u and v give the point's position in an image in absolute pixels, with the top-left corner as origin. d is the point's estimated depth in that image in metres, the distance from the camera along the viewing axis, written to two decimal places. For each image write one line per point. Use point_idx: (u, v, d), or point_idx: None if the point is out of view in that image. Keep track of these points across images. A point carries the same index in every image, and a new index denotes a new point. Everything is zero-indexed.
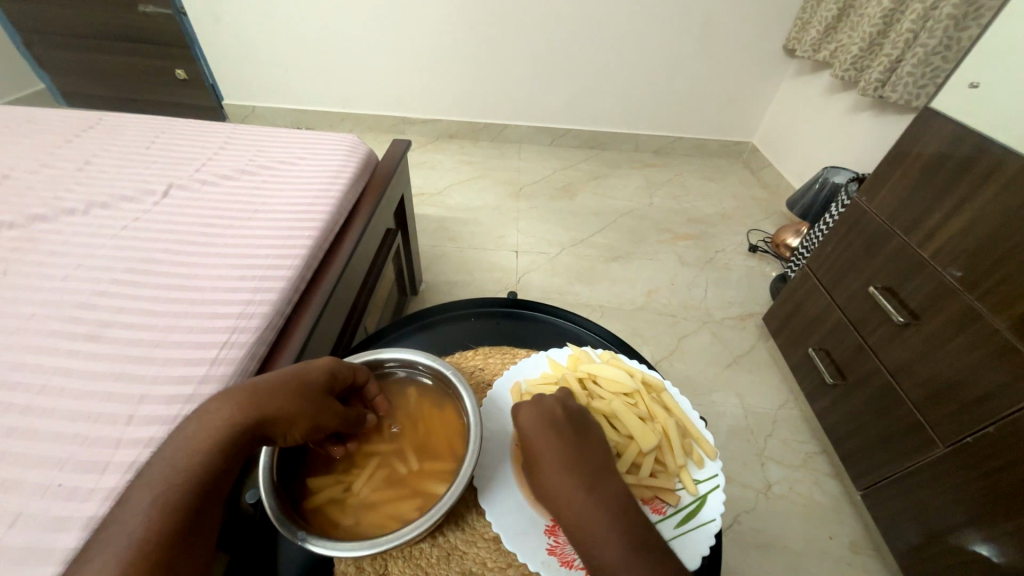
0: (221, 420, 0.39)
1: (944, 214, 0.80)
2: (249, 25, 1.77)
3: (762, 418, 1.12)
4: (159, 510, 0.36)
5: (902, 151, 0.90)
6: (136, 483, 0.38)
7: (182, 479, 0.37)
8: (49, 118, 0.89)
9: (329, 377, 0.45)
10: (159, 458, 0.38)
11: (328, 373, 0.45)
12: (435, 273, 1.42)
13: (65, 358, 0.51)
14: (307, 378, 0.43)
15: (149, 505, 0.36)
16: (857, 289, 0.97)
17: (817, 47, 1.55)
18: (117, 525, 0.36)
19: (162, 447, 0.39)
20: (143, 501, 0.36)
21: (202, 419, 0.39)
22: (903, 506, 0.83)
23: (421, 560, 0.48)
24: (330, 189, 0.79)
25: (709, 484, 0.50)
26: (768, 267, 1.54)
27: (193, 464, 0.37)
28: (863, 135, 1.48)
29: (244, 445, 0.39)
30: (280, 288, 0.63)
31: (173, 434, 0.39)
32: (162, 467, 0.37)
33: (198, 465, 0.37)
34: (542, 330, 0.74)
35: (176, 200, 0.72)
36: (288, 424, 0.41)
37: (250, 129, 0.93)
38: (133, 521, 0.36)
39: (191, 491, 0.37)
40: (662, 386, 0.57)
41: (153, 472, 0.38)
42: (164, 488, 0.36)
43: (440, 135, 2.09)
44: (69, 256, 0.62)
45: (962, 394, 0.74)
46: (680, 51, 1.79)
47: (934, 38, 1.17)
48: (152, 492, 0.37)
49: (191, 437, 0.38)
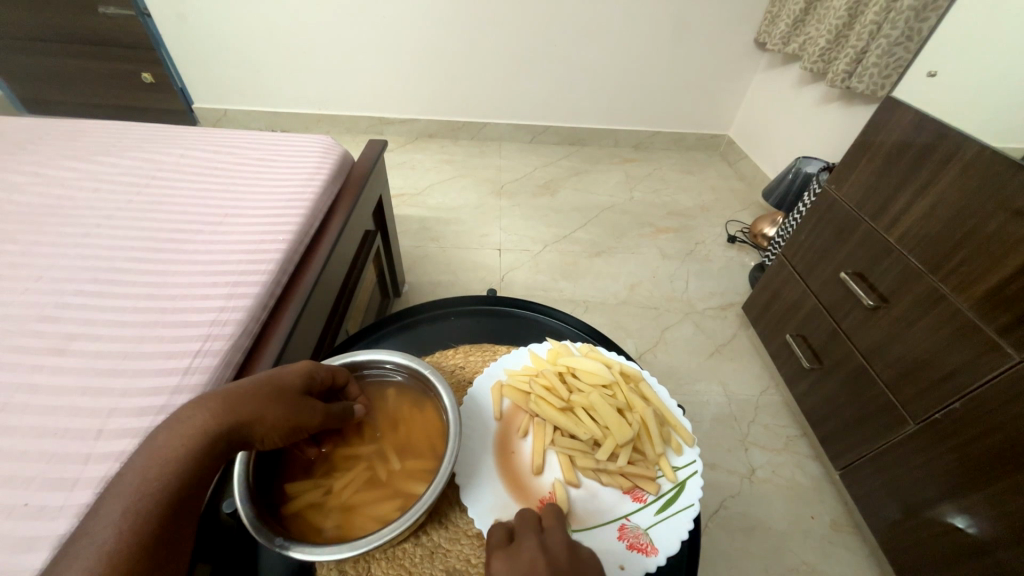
0: (193, 428, 0.38)
1: (908, 200, 0.83)
2: (219, 26, 1.73)
3: (744, 404, 1.14)
4: (132, 522, 0.35)
5: (866, 139, 0.92)
6: (105, 497, 0.37)
7: (152, 490, 0.36)
8: (4, 126, 0.86)
9: (307, 381, 0.44)
10: (129, 469, 0.37)
11: (306, 378, 0.44)
12: (418, 273, 1.41)
13: (28, 374, 0.49)
14: (284, 384, 0.42)
15: (119, 517, 0.35)
16: (829, 276, 1.00)
17: (786, 40, 1.59)
18: (86, 539, 0.35)
19: (129, 458, 0.38)
20: (111, 514, 0.35)
21: (174, 428, 0.38)
22: (881, 483, 0.86)
23: (405, 560, 0.48)
24: (303, 191, 0.78)
25: (687, 470, 0.51)
26: (747, 257, 1.57)
27: (163, 475, 0.36)
28: (832, 125, 1.52)
29: (218, 453, 0.39)
30: (255, 293, 0.62)
31: (142, 443, 0.38)
32: (131, 478, 0.36)
33: (169, 475, 0.36)
34: (524, 326, 0.74)
35: (143, 206, 0.71)
36: (265, 430, 0.41)
37: (218, 131, 0.91)
38: (104, 533, 0.35)
39: (162, 503, 0.36)
40: (639, 375, 0.57)
41: (123, 483, 0.37)
42: (136, 499, 0.36)
43: (419, 135, 2.07)
44: (29, 267, 0.60)
45: (930, 372, 0.77)
46: (655, 47, 1.81)
47: (896, 30, 1.20)
48: (122, 504, 0.36)
49: (163, 446, 0.37)
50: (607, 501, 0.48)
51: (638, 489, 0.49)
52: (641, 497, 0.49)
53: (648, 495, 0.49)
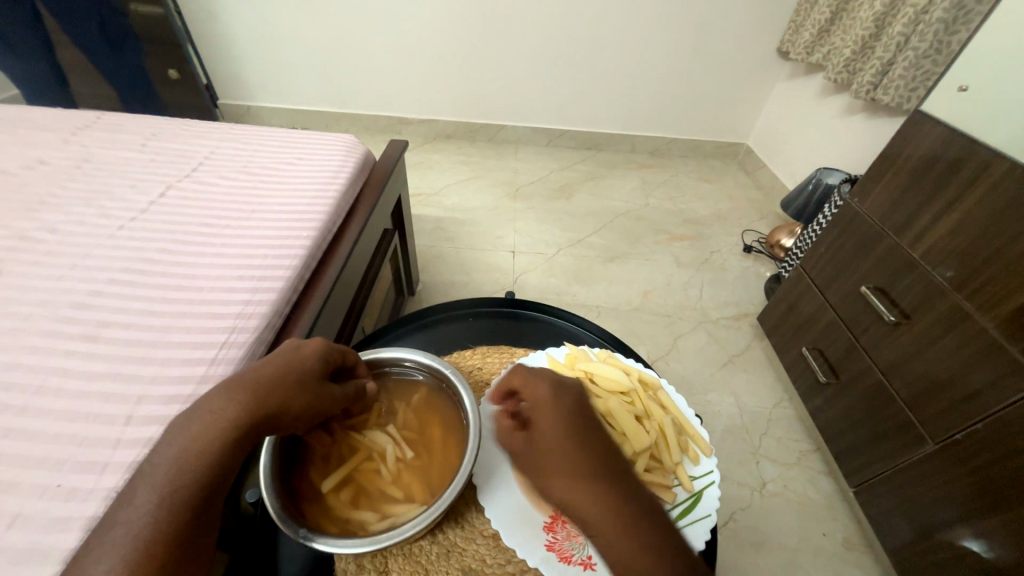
0: (221, 415, 0.38)
1: (933, 215, 0.82)
2: (247, 24, 1.77)
3: (755, 416, 1.13)
4: (164, 511, 0.36)
5: (892, 152, 0.91)
6: (133, 483, 0.38)
7: (184, 480, 0.37)
8: (43, 117, 0.89)
9: (322, 369, 0.45)
10: (158, 456, 0.38)
11: (322, 365, 0.45)
12: (432, 273, 1.42)
13: (62, 358, 0.51)
14: (304, 373, 0.43)
15: (153, 505, 0.36)
16: (849, 290, 0.99)
17: (810, 50, 1.57)
18: (119, 527, 0.36)
19: (157, 447, 0.38)
20: (145, 502, 0.36)
21: (203, 414, 0.39)
22: (895, 502, 0.85)
23: (421, 558, 0.48)
24: (327, 190, 0.79)
25: (704, 480, 0.50)
26: (763, 268, 1.56)
27: (193, 464, 0.37)
28: (855, 137, 1.50)
29: (244, 443, 0.39)
30: (278, 289, 0.63)
31: (169, 430, 0.39)
32: (163, 465, 0.37)
33: (199, 464, 0.37)
34: (540, 330, 0.74)
35: (173, 199, 0.73)
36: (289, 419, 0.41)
37: (247, 127, 0.93)
38: (138, 522, 0.35)
39: (191, 492, 0.36)
40: (658, 384, 0.57)
41: (155, 472, 0.37)
42: (166, 488, 0.36)
43: (437, 136, 2.09)
44: (66, 256, 0.62)
45: (950, 392, 0.75)
46: (676, 54, 1.81)
47: (925, 42, 1.19)
48: (154, 493, 0.36)
49: (192, 433, 0.38)
50: None
51: None
52: None
53: (664, 504, 0.49)
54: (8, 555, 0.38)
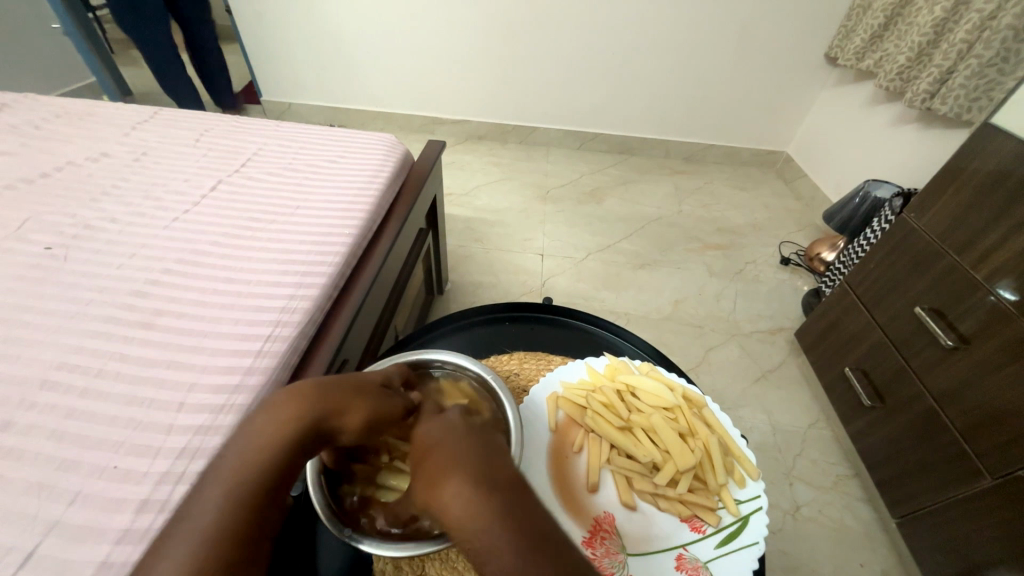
0: (287, 414, 0.40)
1: (1001, 236, 0.77)
2: (290, 24, 1.82)
3: (791, 436, 1.09)
4: (228, 507, 0.36)
5: (954, 167, 0.86)
6: (202, 481, 0.39)
7: (249, 476, 0.38)
8: (106, 110, 0.93)
9: (383, 381, 0.47)
10: (229, 454, 0.39)
11: (384, 377, 0.47)
12: (460, 273, 1.43)
13: (121, 344, 0.53)
14: (366, 383, 0.45)
15: (219, 501, 0.37)
16: (900, 311, 0.94)
17: (860, 56, 1.51)
18: (185, 523, 0.36)
19: (228, 444, 0.40)
20: (212, 499, 0.37)
21: (271, 411, 0.41)
22: (943, 538, 0.80)
23: (458, 564, 0.49)
24: (368, 188, 0.80)
25: (751, 505, 0.48)
26: (801, 281, 1.50)
27: (259, 459, 0.39)
28: (908, 148, 1.43)
29: (310, 437, 0.40)
30: (321, 285, 0.64)
31: (240, 431, 0.41)
32: (232, 462, 0.38)
33: (264, 460, 0.38)
34: (576, 338, 0.74)
35: (223, 193, 0.75)
36: (354, 421, 0.42)
37: (293, 125, 0.95)
38: (202, 515, 0.36)
39: (255, 489, 0.37)
40: (702, 401, 0.56)
41: (222, 467, 0.39)
42: (233, 485, 0.37)
43: (469, 136, 2.10)
44: (125, 244, 0.65)
45: (1013, 425, 0.70)
46: (716, 58, 1.77)
47: (990, 49, 1.11)
48: (222, 488, 0.37)
49: (262, 431, 0.40)
50: (663, 528, 0.47)
51: (697, 518, 0.47)
52: (699, 527, 0.47)
53: (707, 526, 0.47)
54: (70, 531, 0.40)
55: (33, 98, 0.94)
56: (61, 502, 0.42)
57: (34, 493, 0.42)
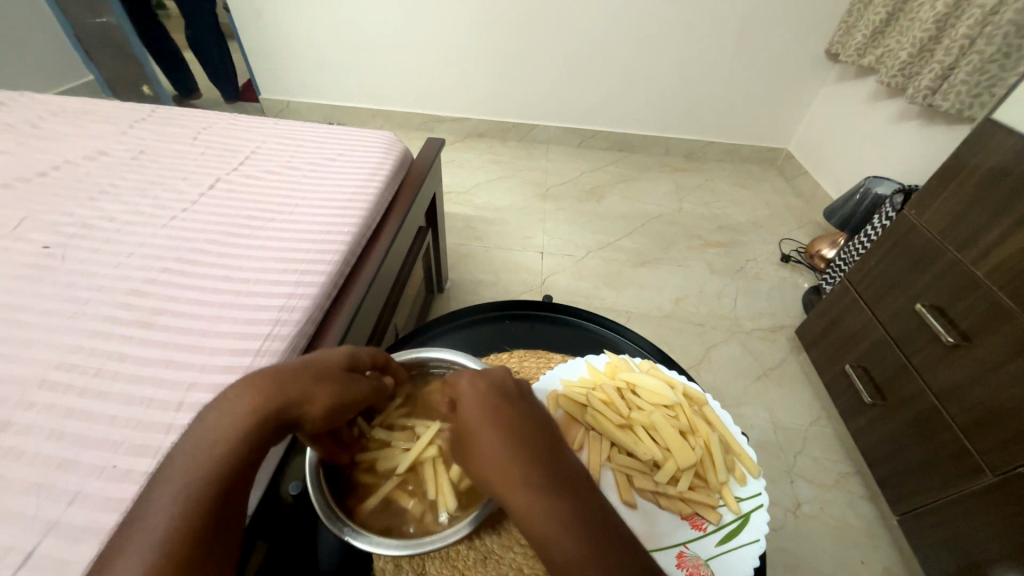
0: (240, 409, 0.39)
1: (1002, 232, 0.76)
2: (289, 22, 1.81)
3: (792, 434, 1.09)
4: (182, 505, 0.35)
5: (956, 163, 0.86)
6: (155, 480, 0.37)
7: (204, 473, 0.36)
8: (103, 109, 0.93)
9: (349, 363, 0.46)
10: (179, 453, 0.38)
11: (350, 360, 0.46)
12: (461, 271, 1.42)
13: (119, 343, 0.53)
14: (329, 368, 0.43)
15: (173, 499, 0.36)
16: (901, 308, 0.94)
17: (861, 52, 1.50)
18: (139, 524, 0.35)
19: (179, 441, 0.38)
20: (166, 498, 0.36)
21: (223, 407, 0.39)
22: (944, 535, 0.80)
23: (458, 562, 0.49)
24: (367, 186, 0.80)
25: (752, 502, 0.48)
26: (802, 278, 1.49)
27: (214, 456, 0.37)
28: (909, 144, 1.43)
29: (266, 432, 0.39)
30: (320, 283, 0.64)
31: (190, 427, 0.39)
32: (184, 458, 0.37)
33: (220, 456, 0.37)
34: (576, 336, 0.73)
35: (221, 191, 0.74)
36: (316, 409, 0.41)
37: (292, 123, 0.95)
38: (158, 515, 0.35)
39: (211, 485, 0.36)
40: (703, 399, 0.56)
41: (176, 464, 0.38)
42: (187, 482, 0.36)
43: (469, 134, 2.09)
44: (124, 243, 0.64)
45: (1015, 422, 0.70)
46: (716, 55, 1.76)
47: (992, 45, 1.11)
48: (175, 486, 0.36)
49: (213, 427, 0.38)
50: (664, 525, 0.47)
51: (698, 516, 0.47)
52: (700, 525, 0.47)
53: (708, 524, 0.47)
54: (68, 531, 0.40)
55: (31, 98, 0.93)
56: (59, 503, 0.41)
57: (32, 494, 0.42)
